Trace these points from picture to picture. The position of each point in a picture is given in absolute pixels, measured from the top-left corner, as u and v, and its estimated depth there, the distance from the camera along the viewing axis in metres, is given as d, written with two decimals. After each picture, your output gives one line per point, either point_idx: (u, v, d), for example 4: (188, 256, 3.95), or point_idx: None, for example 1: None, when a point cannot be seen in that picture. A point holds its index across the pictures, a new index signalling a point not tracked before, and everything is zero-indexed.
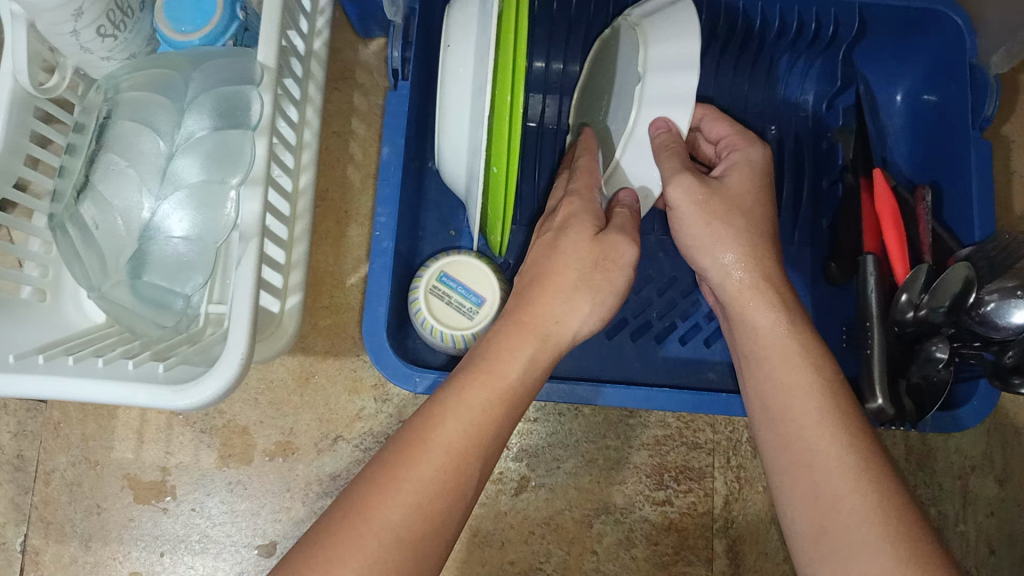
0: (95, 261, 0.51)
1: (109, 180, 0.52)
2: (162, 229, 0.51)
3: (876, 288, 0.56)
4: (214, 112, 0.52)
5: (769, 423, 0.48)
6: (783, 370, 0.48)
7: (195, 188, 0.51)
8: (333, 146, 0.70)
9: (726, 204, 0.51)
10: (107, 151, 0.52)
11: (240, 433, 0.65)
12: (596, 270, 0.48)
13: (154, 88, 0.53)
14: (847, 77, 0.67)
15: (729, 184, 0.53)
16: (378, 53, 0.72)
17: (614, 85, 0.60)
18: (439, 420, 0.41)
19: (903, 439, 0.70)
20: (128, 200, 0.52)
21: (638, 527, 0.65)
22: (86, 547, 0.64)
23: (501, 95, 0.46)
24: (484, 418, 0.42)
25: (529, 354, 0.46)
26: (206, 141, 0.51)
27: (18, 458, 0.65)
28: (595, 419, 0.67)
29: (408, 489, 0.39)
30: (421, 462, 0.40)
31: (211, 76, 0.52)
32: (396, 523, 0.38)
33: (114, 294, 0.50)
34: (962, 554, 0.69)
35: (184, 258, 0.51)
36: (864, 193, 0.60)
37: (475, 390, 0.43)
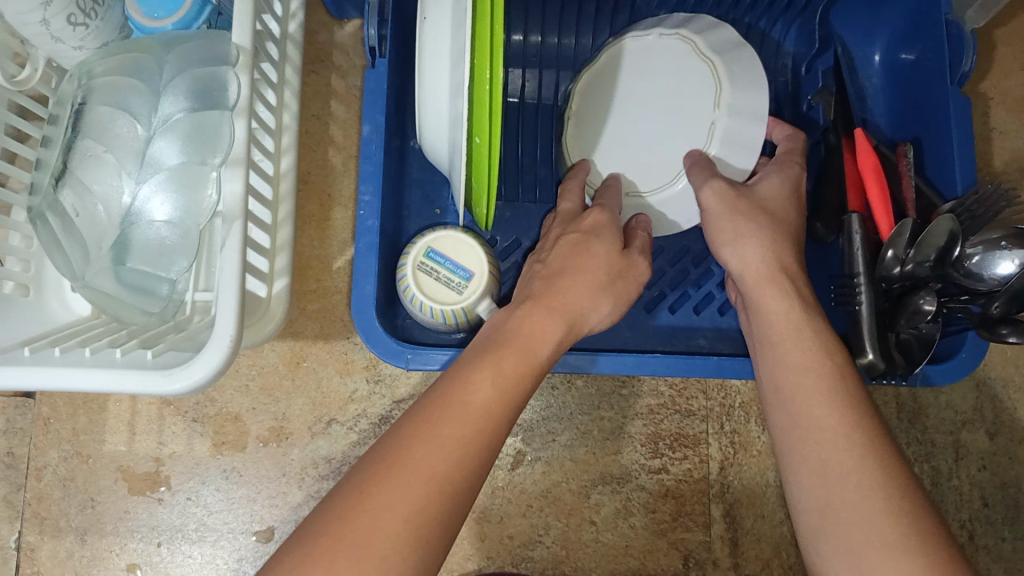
0: (78, 251, 0.50)
1: (87, 167, 0.51)
2: (144, 214, 0.51)
3: (862, 245, 0.56)
4: (190, 93, 0.51)
5: (778, 395, 0.48)
6: (787, 342, 0.49)
7: (174, 170, 0.50)
8: (313, 128, 0.70)
9: (751, 204, 0.53)
10: (83, 137, 0.51)
11: (232, 420, 0.65)
12: (618, 281, 0.51)
13: (127, 72, 0.52)
14: (825, 40, 0.68)
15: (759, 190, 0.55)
16: (354, 33, 0.71)
17: (672, 106, 0.64)
18: (470, 379, 0.42)
19: (893, 397, 0.70)
20: (108, 186, 0.52)
21: (636, 496, 0.66)
22: (82, 542, 0.64)
23: (480, 68, 0.46)
24: (513, 379, 0.43)
25: (556, 321, 0.47)
26: (182, 123, 0.51)
27: (9, 456, 0.64)
28: (588, 391, 0.67)
29: (445, 435, 0.39)
30: (457, 414, 0.40)
31: (184, 57, 0.52)
32: (440, 474, 0.38)
33: (98, 282, 0.49)
34: (956, 508, 0.70)
35: (166, 242, 0.50)
36: (846, 154, 0.61)
37: (506, 355, 0.44)
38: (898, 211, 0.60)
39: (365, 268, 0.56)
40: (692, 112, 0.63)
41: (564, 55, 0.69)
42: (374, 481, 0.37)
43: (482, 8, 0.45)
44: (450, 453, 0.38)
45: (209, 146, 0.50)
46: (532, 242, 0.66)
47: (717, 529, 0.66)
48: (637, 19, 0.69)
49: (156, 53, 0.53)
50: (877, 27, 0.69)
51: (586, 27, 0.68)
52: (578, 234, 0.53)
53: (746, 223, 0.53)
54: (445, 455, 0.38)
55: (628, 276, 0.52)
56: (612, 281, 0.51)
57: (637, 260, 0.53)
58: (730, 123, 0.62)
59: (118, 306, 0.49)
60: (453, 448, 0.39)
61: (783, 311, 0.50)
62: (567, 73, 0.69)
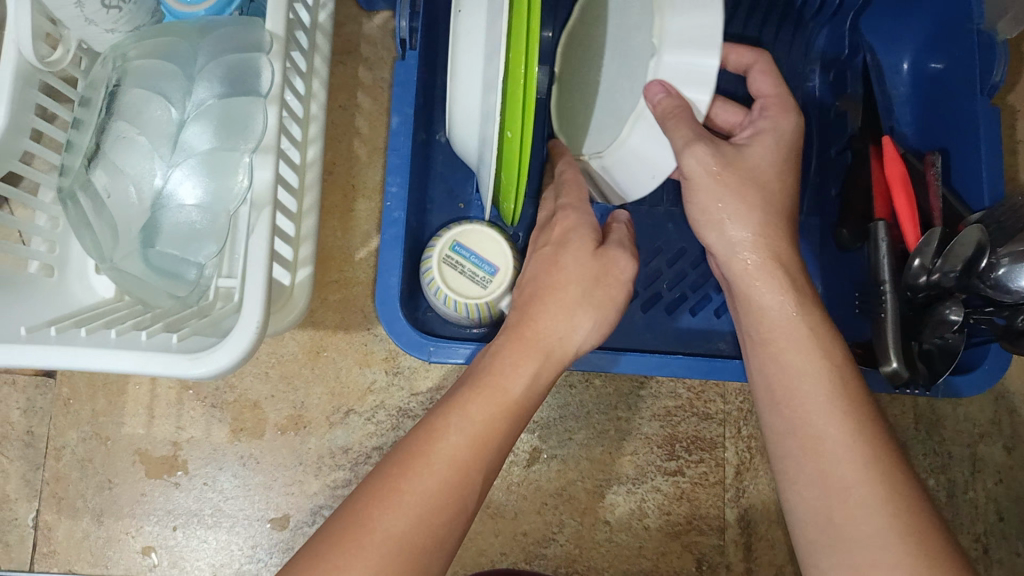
0: (108, 232, 0.51)
1: (120, 149, 0.51)
2: (173, 198, 0.51)
3: (888, 254, 0.57)
4: (224, 80, 0.51)
5: (772, 400, 0.47)
6: (787, 345, 0.47)
7: (205, 155, 0.51)
8: (339, 119, 0.70)
9: (739, 174, 0.50)
10: (117, 119, 0.52)
11: (251, 407, 0.65)
12: (597, 286, 0.48)
13: (161, 56, 0.53)
14: (854, 45, 0.67)
15: (747, 154, 0.51)
16: (382, 25, 0.71)
17: (622, 46, 0.59)
18: (438, 433, 0.42)
19: (911, 408, 0.70)
20: (140, 168, 0.52)
21: (650, 497, 0.66)
22: (99, 522, 0.64)
23: (515, 63, 0.46)
24: (480, 427, 0.43)
25: (536, 354, 0.46)
26: (212, 109, 0.51)
27: (29, 435, 0.65)
28: (605, 390, 0.67)
29: (412, 499, 0.39)
30: (425, 473, 0.40)
31: (218, 44, 0.52)
32: (396, 534, 0.38)
33: (126, 265, 0.50)
34: (971, 521, 0.69)
35: (196, 226, 0.51)
36: (875, 161, 0.61)
37: (480, 400, 0.44)
38: (925, 219, 0.60)
39: (389, 259, 0.57)
40: (638, 51, 0.57)
41: None
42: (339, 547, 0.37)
43: (518, 4, 0.45)
44: (415, 518, 0.39)
45: (241, 133, 0.50)
46: None
47: (729, 537, 0.66)
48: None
49: (190, 37, 0.53)
50: (908, 34, 0.69)
51: None
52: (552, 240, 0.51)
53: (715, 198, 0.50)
54: (409, 518, 0.39)
55: (606, 279, 0.49)
56: (592, 288, 0.48)
57: (615, 262, 0.49)
58: (673, 58, 0.54)
59: (145, 288, 0.50)
60: (419, 511, 0.39)
61: (773, 316, 0.49)
62: None
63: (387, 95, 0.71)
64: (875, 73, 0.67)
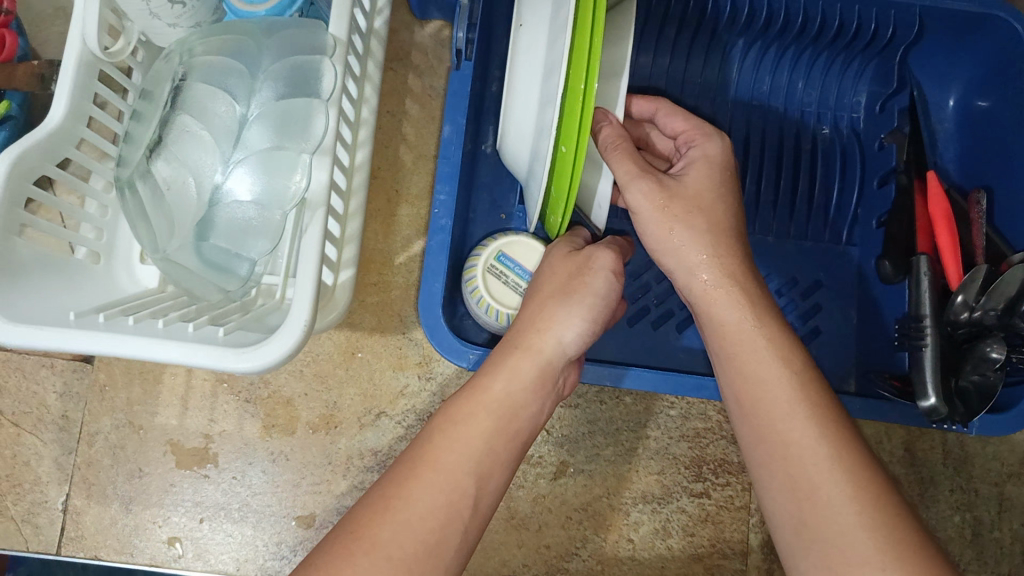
0: (163, 224, 0.52)
1: (182, 143, 0.52)
2: (231, 195, 0.52)
3: (930, 288, 0.57)
4: (289, 84, 0.53)
5: (742, 414, 0.48)
6: (751, 362, 0.48)
7: (264, 155, 0.51)
8: (387, 124, 0.71)
9: (686, 206, 0.52)
10: (181, 113, 0.53)
11: (284, 404, 0.66)
12: (573, 290, 0.51)
13: (228, 55, 0.54)
14: (902, 79, 0.70)
15: (687, 183, 0.53)
16: (434, 34, 0.72)
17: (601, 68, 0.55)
18: (432, 452, 0.44)
19: (941, 444, 0.70)
20: (200, 162, 0.52)
21: (675, 518, 0.66)
22: (127, 510, 0.64)
23: (576, 78, 0.47)
24: (464, 435, 0.45)
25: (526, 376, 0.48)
26: (272, 110, 0.53)
27: (64, 419, 0.66)
28: (635, 408, 0.67)
29: (410, 513, 0.40)
30: (420, 488, 0.42)
31: (285, 46, 0.53)
32: (387, 540, 0.39)
33: (178, 257, 0.50)
34: (996, 561, 0.69)
35: (250, 223, 0.51)
36: (918, 195, 0.62)
37: (471, 419, 0.46)
38: (967, 257, 0.60)
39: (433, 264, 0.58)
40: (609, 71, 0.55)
41: (640, 73, 0.71)
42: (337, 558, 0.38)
43: (583, 21, 0.47)
44: (413, 530, 0.40)
45: (300, 134, 0.51)
46: None
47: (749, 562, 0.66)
48: (715, 45, 0.70)
49: (256, 37, 0.54)
50: (957, 72, 0.69)
51: (663, 48, 0.70)
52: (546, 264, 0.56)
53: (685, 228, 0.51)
54: (398, 523, 0.40)
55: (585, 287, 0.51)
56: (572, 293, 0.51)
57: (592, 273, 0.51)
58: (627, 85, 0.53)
59: (193, 279, 0.50)
60: (417, 525, 0.40)
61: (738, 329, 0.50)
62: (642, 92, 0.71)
63: (435, 104, 0.72)
64: (921, 109, 0.68)
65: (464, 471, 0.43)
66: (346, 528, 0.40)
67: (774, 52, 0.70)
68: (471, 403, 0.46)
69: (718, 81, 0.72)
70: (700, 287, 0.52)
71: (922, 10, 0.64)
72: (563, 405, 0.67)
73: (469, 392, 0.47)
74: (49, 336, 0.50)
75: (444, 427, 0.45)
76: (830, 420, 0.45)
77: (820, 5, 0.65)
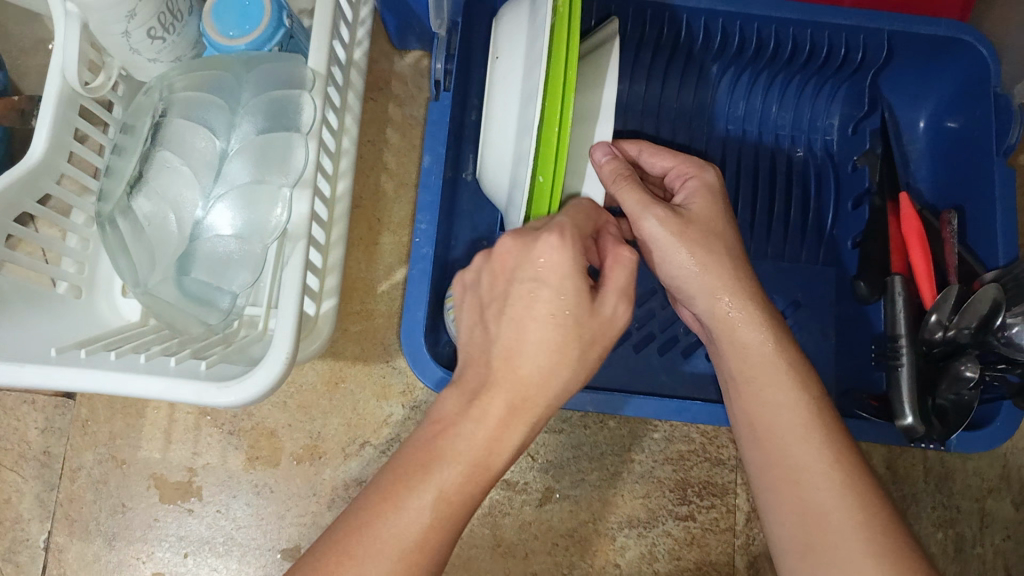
0: (144, 257, 0.52)
1: (162, 176, 0.53)
2: (212, 229, 0.52)
3: (904, 308, 0.58)
4: (269, 117, 0.54)
5: (753, 436, 0.48)
6: (765, 385, 0.48)
7: (244, 188, 0.52)
8: (368, 154, 0.72)
9: (699, 231, 0.50)
10: (161, 148, 0.53)
11: (267, 436, 0.66)
12: (592, 346, 0.42)
13: (208, 89, 0.54)
14: (873, 101, 0.72)
15: (692, 211, 0.51)
16: (413, 64, 0.74)
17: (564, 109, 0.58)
18: (401, 501, 0.39)
19: (922, 460, 0.71)
20: (179, 195, 0.53)
21: (661, 541, 0.66)
22: (110, 546, 0.64)
23: (551, 105, 0.48)
24: (452, 493, 0.39)
25: (512, 411, 0.41)
26: (252, 144, 0.53)
27: (45, 455, 0.65)
28: (619, 432, 0.67)
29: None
30: (383, 544, 0.38)
31: (264, 80, 0.54)
32: None
33: (159, 290, 0.51)
34: None
35: (231, 256, 0.52)
36: (891, 218, 0.63)
37: (450, 460, 0.40)
38: (942, 276, 0.61)
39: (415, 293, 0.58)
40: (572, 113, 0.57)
41: (617, 98, 0.72)
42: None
43: (557, 55, 0.48)
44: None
45: (280, 168, 0.52)
46: None
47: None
48: (691, 71, 0.72)
49: (235, 70, 0.54)
50: (925, 94, 0.71)
51: (639, 74, 0.71)
52: (530, 286, 0.41)
53: (688, 258, 0.50)
54: None
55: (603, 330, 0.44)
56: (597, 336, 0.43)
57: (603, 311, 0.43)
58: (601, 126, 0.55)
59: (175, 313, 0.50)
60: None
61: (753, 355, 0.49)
62: (618, 119, 0.72)
63: (415, 132, 0.73)
64: (892, 130, 0.70)
65: (432, 524, 0.39)
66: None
67: (747, 77, 0.72)
68: (451, 439, 0.40)
69: (694, 106, 0.73)
70: (720, 315, 0.50)
71: (889, 34, 0.66)
72: (547, 431, 0.67)
73: (459, 431, 0.41)
74: (30, 373, 0.50)
75: (417, 465, 0.40)
76: (809, 443, 0.46)
77: (791, 29, 0.67)
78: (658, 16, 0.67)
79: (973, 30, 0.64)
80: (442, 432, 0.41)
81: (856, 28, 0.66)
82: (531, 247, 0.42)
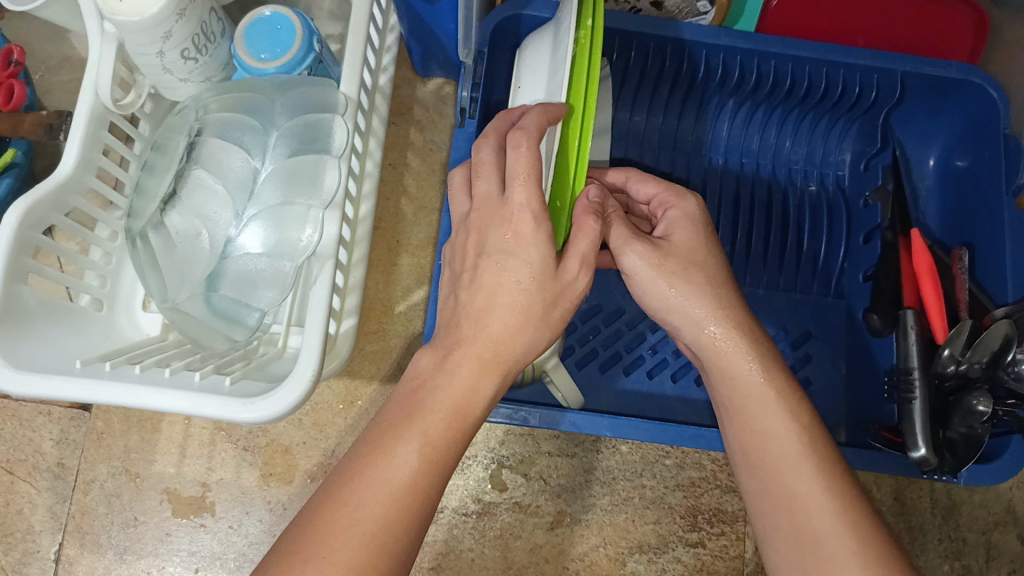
0: (173, 274, 0.53)
1: (195, 195, 0.54)
2: (242, 248, 0.53)
3: (917, 342, 0.60)
4: (301, 141, 0.55)
5: (750, 464, 0.48)
6: (761, 416, 0.48)
7: (275, 209, 0.53)
8: (389, 177, 0.73)
9: (681, 263, 0.51)
10: (196, 167, 0.54)
11: (282, 452, 0.66)
12: (554, 308, 0.44)
13: (242, 111, 0.55)
14: (885, 139, 0.73)
15: (675, 242, 0.52)
16: (435, 91, 0.75)
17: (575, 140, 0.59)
18: (386, 451, 0.39)
19: (929, 492, 0.71)
20: (211, 213, 0.53)
21: (671, 568, 0.66)
22: (121, 560, 0.64)
23: (570, 134, 0.49)
24: (437, 446, 0.40)
25: (488, 362, 0.43)
26: (283, 166, 0.55)
27: (59, 466, 0.65)
28: (631, 457, 0.68)
29: (362, 524, 0.37)
30: (372, 494, 0.38)
31: (298, 105, 0.55)
32: (348, 557, 0.36)
33: (188, 305, 0.53)
34: None
35: (260, 274, 0.53)
36: (903, 253, 0.65)
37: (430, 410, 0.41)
38: (952, 311, 0.63)
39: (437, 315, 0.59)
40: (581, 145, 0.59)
41: (634, 129, 0.74)
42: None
43: (576, 85, 0.49)
44: (362, 541, 0.37)
45: (312, 190, 0.53)
46: (590, 305, 0.69)
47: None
48: (708, 106, 0.74)
49: (270, 95, 0.56)
50: (935, 132, 0.73)
51: (657, 108, 0.74)
52: (498, 259, 0.43)
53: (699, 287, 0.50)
54: (358, 540, 0.36)
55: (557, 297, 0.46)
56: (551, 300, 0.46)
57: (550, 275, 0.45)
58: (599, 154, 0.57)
59: (200, 328, 0.52)
60: (368, 536, 0.37)
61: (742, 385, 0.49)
62: (636, 150, 0.74)
63: (435, 157, 0.74)
64: (903, 168, 0.71)
65: (419, 470, 0.39)
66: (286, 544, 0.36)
67: (762, 112, 0.74)
68: (429, 391, 0.42)
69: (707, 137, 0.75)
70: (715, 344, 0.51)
71: (902, 74, 0.68)
72: (560, 454, 0.68)
73: (437, 386, 0.42)
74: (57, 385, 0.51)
75: (397, 420, 0.41)
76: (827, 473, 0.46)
77: (806, 68, 0.69)
78: (678, 51, 0.68)
79: (983, 72, 0.66)
80: (422, 386, 0.42)
81: (869, 67, 0.68)
82: (498, 217, 0.43)
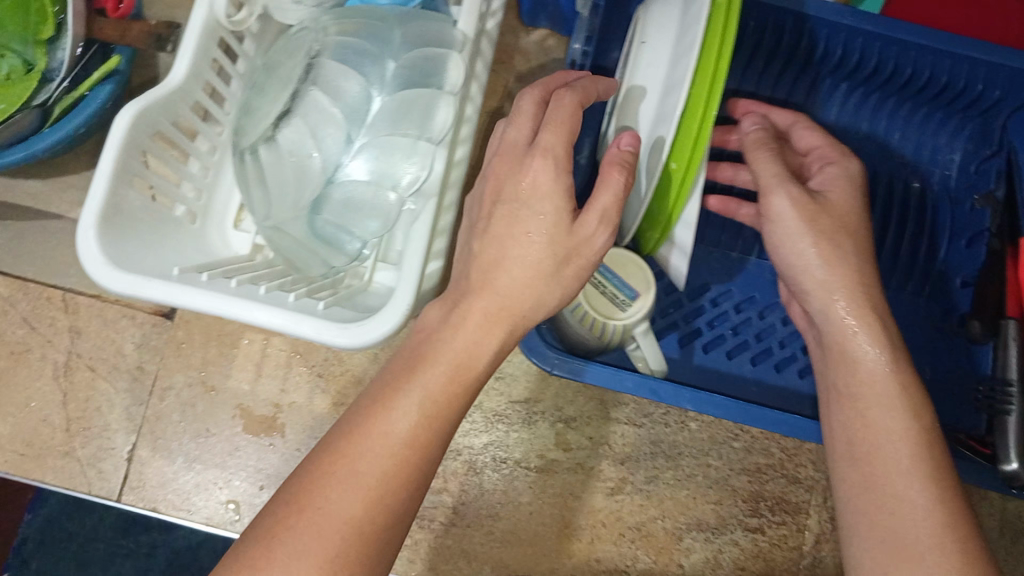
0: (280, 192, 0.53)
1: (309, 115, 0.53)
2: (349, 175, 0.53)
3: (1019, 354, 0.57)
4: (417, 74, 0.54)
5: (851, 455, 0.49)
6: (872, 406, 0.49)
7: (386, 140, 0.53)
8: (485, 124, 0.72)
9: (834, 222, 0.52)
10: (311, 87, 0.53)
11: (354, 384, 0.66)
12: (567, 264, 0.43)
13: (362, 37, 0.55)
14: (1001, 142, 0.68)
15: (832, 200, 0.53)
16: (539, 42, 0.73)
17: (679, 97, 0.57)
18: (391, 411, 0.40)
19: (1000, 512, 0.69)
20: (323, 136, 0.53)
21: (728, 549, 0.65)
22: (190, 468, 0.65)
23: (698, 91, 0.47)
24: (439, 404, 0.41)
25: (499, 316, 0.42)
26: (396, 99, 0.54)
27: (138, 369, 0.66)
28: (700, 435, 0.67)
29: (361, 477, 0.38)
30: (375, 452, 0.39)
31: (417, 37, 0.54)
32: (348, 513, 0.37)
33: (290, 226, 0.53)
34: None
35: (365, 203, 0.53)
36: (1010, 261, 0.62)
37: (439, 364, 0.41)
38: None
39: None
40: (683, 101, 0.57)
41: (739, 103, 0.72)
42: (272, 534, 0.37)
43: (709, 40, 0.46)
44: (361, 497, 0.38)
45: (423, 125, 0.52)
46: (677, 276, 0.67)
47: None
48: (818, 87, 0.71)
49: (391, 23, 0.54)
50: None
51: (766, 82, 0.71)
52: (511, 207, 0.43)
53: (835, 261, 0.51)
54: (358, 496, 0.37)
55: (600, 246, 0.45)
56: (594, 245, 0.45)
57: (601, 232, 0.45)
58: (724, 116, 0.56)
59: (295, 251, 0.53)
60: (371, 494, 0.38)
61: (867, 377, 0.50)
62: None
63: None
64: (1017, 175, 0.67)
65: (420, 429, 0.40)
66: (284, 490, 0.38)
67: (875, 98, 0.71)
68: (435, 347, 0.42)
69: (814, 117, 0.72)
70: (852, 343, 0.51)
71: None
72: (628, 423, 0.67)
73: (432, 340, 0.42)
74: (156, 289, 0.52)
75: (402, 376, 0.41)
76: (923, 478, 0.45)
77: (928, 58, 0.65)
78: (798, 26, 0.65)
79: None
80: (427, 342, 0.42)
81: (997, 65, 0.63)
82: (517, 169, 0.43)
